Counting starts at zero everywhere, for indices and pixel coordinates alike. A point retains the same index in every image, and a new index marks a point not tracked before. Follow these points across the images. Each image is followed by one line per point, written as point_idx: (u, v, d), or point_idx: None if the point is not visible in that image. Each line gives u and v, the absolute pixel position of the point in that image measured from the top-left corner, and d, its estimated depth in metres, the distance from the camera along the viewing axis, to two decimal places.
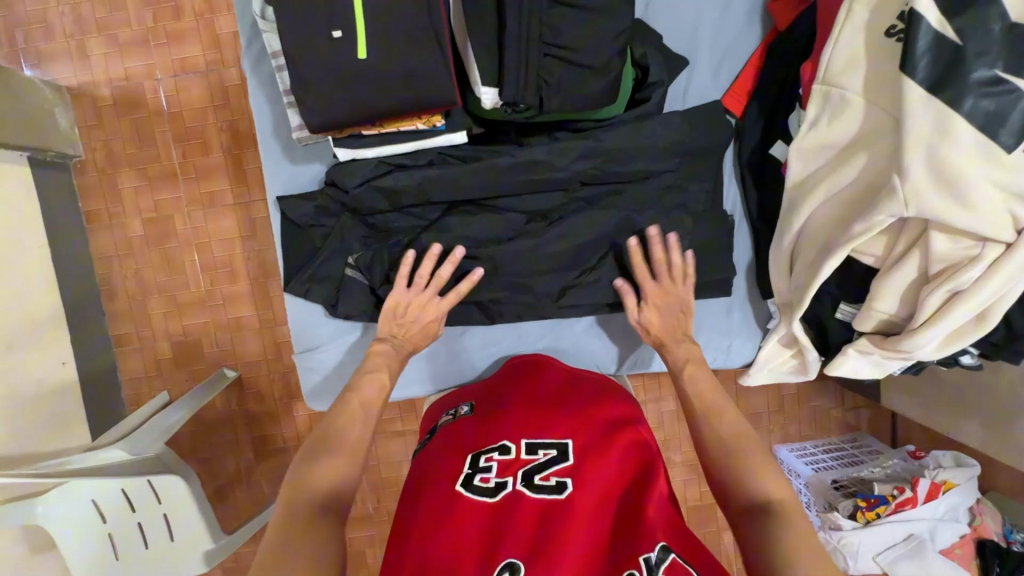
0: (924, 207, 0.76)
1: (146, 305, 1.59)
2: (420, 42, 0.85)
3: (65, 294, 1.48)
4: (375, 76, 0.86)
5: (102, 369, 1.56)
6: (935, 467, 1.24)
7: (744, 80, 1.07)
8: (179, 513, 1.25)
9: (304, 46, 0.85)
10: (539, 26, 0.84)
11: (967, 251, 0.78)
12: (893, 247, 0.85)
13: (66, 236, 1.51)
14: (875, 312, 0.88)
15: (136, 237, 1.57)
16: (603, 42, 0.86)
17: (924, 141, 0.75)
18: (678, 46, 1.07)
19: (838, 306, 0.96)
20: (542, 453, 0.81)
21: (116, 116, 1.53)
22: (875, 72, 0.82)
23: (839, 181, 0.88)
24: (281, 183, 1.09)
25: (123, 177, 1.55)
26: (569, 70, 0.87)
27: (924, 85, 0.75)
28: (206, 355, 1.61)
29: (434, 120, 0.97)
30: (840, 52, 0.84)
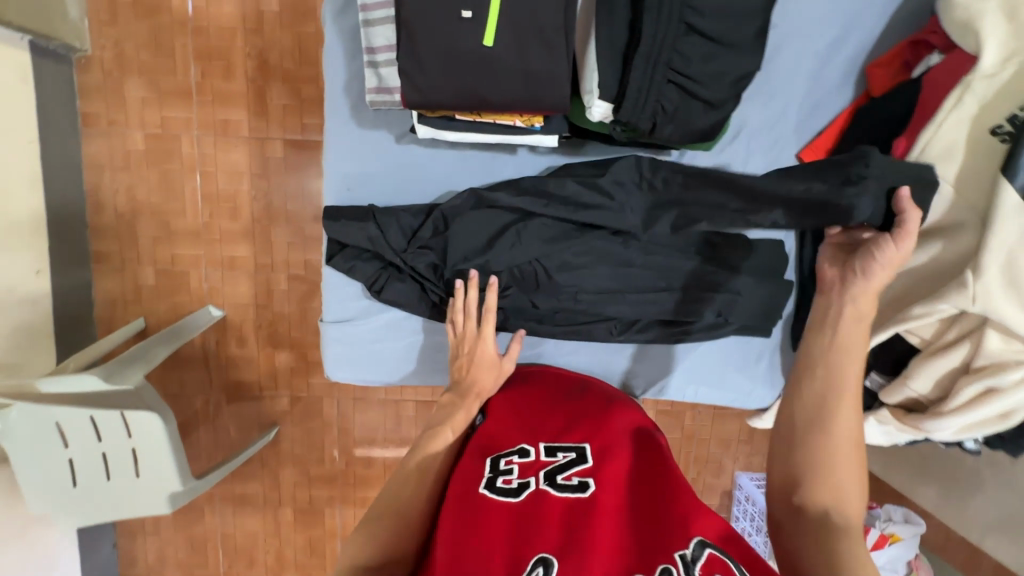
0: (989, 308, 0.81)
1: (135, 225, 1.49)
2: (548, 38, 0.79)
3: (48, 198, 1.37)
4: (496, 66, 0.79)
5: (77, 282, 1.46)
6: (885, 519, 1.33)
7: (827, 136, 1.02)
8: (148, 451, 1.18)
9: (428, 14, 0.78)
10: (669, 52, 0.77)
11: (1015, 354, 0.83)
12: (944, 332, 0.90)
13: (58, 135, 1.38)
14: (907, 388, 0.94)
15: (136, 152, 1.46)
16: (727, 79, 0.80)
17: (1006, 247, 0.79)
18: (760, 88, 1.01)
19: (868, 374, 1.04)
20: (562, 455, 0.81)
21: (133, 16, 1.40)
22: (970, 169, 0.85)
23: (909, 259, 0.93)
24: (346, 151, 1.00)
25: (131, 85, 1.43)
26: (687, 101, 0.81)
27: (1020, 191, 0.78)
28: (191, 289, 1.53)
29: (534, 121, 0.89)
30: (940, 140, 0.86)
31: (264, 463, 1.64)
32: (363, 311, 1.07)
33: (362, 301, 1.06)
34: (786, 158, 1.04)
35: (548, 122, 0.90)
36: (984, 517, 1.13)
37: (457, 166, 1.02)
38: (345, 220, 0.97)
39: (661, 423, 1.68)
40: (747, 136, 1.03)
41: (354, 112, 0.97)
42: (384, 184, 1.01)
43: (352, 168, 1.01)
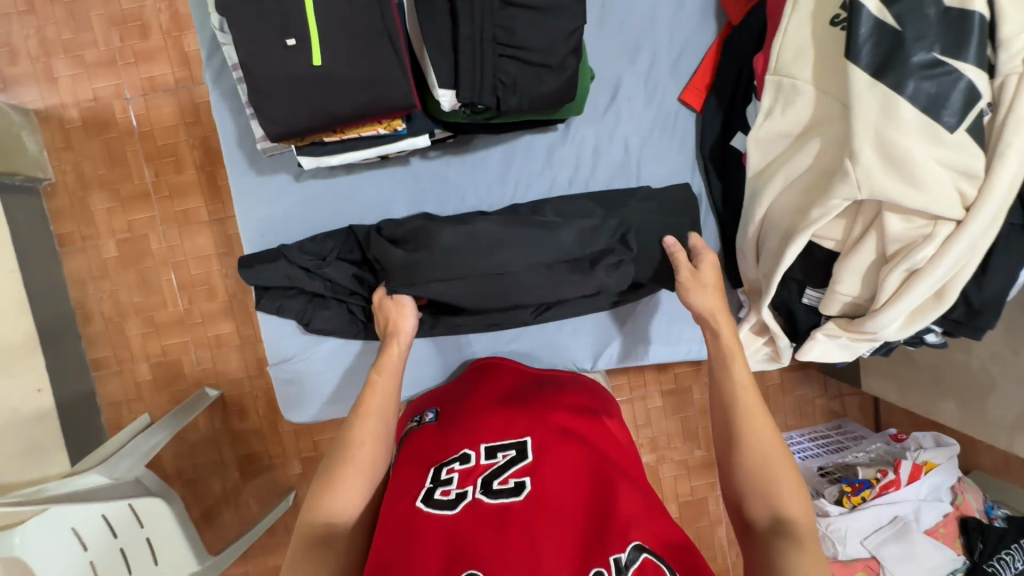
0: (875, 189, 0.79)
1: (124, 326, 1.57)
2: (371, 44, 0.81)
3: (37, 319, 1.44)
4: (333, 82, 0.82)
5: (80, 393, 1.53)
6: (916, 448, 1.25)
7: (702, 74, 1.06)
8: (161, 536, 1.23)
9: (257, 51, 0.81)
10: (491, 28, 0.81)
11: (920, 230, 0.80)
12: (851, 229, 0.87)
13: (38, 261, 1.48)
14: (840, 296, 0.90)
15: (111, 259, 1.55)
16: (556, 39, 0.83)
17: (871, 125, 0.79)
18: (624, 41, 1.06)
19: (803, 292, 0.98)
20: (501, 455, 0.78)
21: (85, 137, 1.51)
22: (823, 59, 0.85)
23: (795, 165, 0.90)
24: (251, 200, 1.04)
25: (96, 199, 1.53)
26: (525, 69, 0.83)
27: (869, 70, 0.79)
28: (186, 375, 1.59)
29: (394, 123, 0.91)
30: (789, 43, 0.88)
31: (290, 530, 1.65)
32: (302, 348, 1.07)
33: (299, 338, 1.07)
34: (670, 106, 1.08)
35: (410, 122, 0.93)
36: (1010, 417, 1.06)
37: (362, 187, 1.05)
38: (259, 266, 1.01)
39: (673, 404, 1.63)
40: (624, 96, 1.07)
41: (251, 162, 1.02)
42: (294, 222, 1.04)
43: (262, 215, 1.04)
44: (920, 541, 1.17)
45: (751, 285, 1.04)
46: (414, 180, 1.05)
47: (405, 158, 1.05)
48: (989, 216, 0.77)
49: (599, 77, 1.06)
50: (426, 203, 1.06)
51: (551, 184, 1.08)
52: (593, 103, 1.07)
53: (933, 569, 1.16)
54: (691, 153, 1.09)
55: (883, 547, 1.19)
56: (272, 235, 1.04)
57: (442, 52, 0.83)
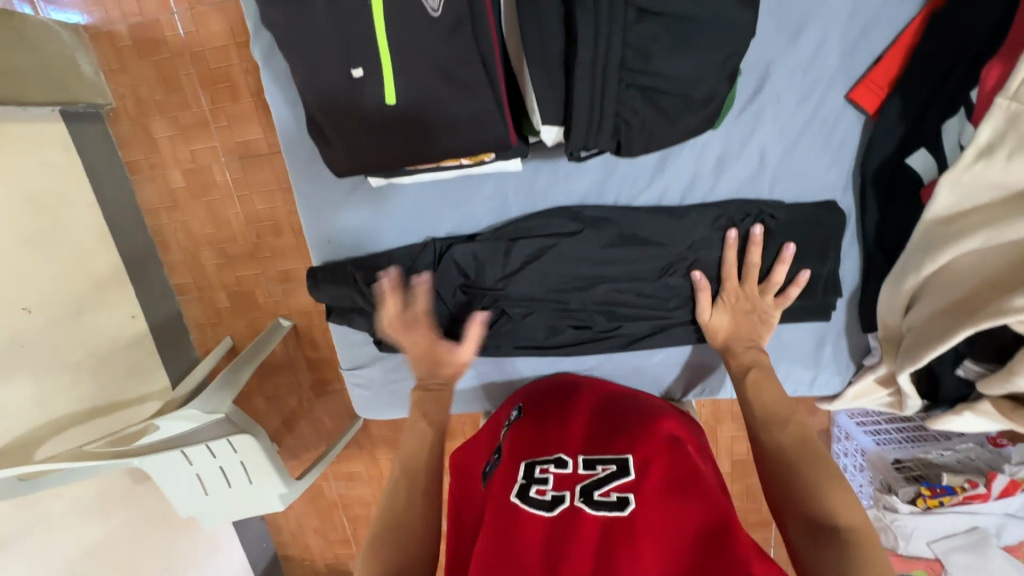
0: None
1: (200, 256, 1.61)
2: (462, 80, 0.78)
3: (120, 249, 1.49)
4: (420, 122, 0.82)
5: (169, 316, 1.63)
6: (1017, 462, 1.16)
7: (883, 72, 0.91)
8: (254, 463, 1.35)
9: (324, 81, 0.80)
10: (621, 56, 0.74)
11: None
12: None
13: (112, 190, 1.49)
14: (1013, 385, 0.81)
15: (179, 189, 1.54)
16: (689, 76, 0.76)
17: None
18: (785, 18, 0.92)
19: (960, 361, 0.93)
20: (601, 469, 0.80)
21: (138, 57, 1.41)
22: None
23: (1007, 231, 0.79)
24: (325, 199, 1.08)
25: (157, 126, 1.48)
26: (648, 105, 0.79)
27: None
28: (261, 305, 1.65)
29: (480, 158, 0.89)
30: None
31: (361, 446, 1.80)
32: (371, 357, 1.17)
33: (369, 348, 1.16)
34: (820, 105, 0.95)
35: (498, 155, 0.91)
36: None
37: (448, 192, 1.06)
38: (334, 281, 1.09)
39: None
40: (769, 93, 0.95)
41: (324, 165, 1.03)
42: (370, 225, 1.09)
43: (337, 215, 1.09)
44: (994, 554, 1.13)
45: (890, 332, 0.99)
46: (510, 185, 1.04)
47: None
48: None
49: (746, 72, 0.95)
50: (510, 208, 1.05)
51: (660, 194, 1.03)
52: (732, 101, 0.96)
53: None
54: (844, 166, 0.98)
55: (951, 554, 1.16)
56: (346, 235, 1.10)
57: (548, 83, 0.79)
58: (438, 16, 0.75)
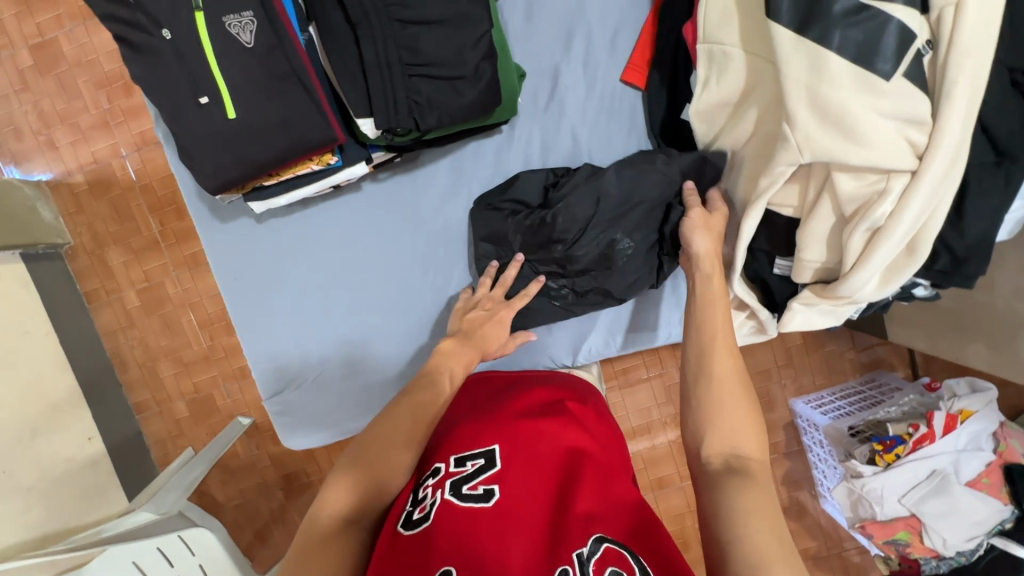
0: (816, 150, 0.74)
1: (157, 369, 1.66)
2: (283, 89, 0.82)
3: (78, 373, 1.54)
4: (250, 130, 0.82)
5: (129, 436, 1.62)
6: (950, 397, 1.19)
7: (642, 50, 1.00)
8: (212, 560, 1.31)
9: (178, 111, 0.82)
10: (394, 50, 0.80)
11: (876, 185, 0.73)
12: (807, 193, 0.82)
13: (70, 318, 1.58)
14: (806, 263, 0.83)
15: (134, 308, 1.64)
16: (462, 50, 0.81)
17: (801, 86, 0.74)
18: (556, 20, 0.99)
19: (773, 261, 0.91)
20: (470, 463, 0.73)
21: (93, 198, 1.60)
22: (747, 23, 0.82)
23: (741, 135, 0.88)
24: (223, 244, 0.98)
25: (112, 255, 1.62)
26: (437, 85, 0.82)
27: (791, 27, 0.73)
28: (220, 407, 1.67)
29: (326, 157, 0.89)
30: (713, 10, 0.84)
31: None
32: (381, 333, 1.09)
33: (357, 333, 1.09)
34: (605, 86, 1.01)
35: (342, 152, 0.91)
36: None
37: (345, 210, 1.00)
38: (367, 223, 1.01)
39: None
40: (564, 86, 1.01)
41: (212, 212, 0.96)
42: (272, 252, 0.99)
43: (242, 252, 0.99)
44: (961, 494, 1.12)
45: None
46: (378, 206, 1.00)
47: (356, 183, 1.00)
48: (949, 156, 0.68)
49: (531, 73, 1.00)
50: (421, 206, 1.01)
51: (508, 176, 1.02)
52: (531, 99, 1.01)
53: (981, 523, 1.13)
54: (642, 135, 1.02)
55: (923, 505, 1.13)
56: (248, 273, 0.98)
57: (351, 76, 0.82)
58: (252, 42, 0.80)
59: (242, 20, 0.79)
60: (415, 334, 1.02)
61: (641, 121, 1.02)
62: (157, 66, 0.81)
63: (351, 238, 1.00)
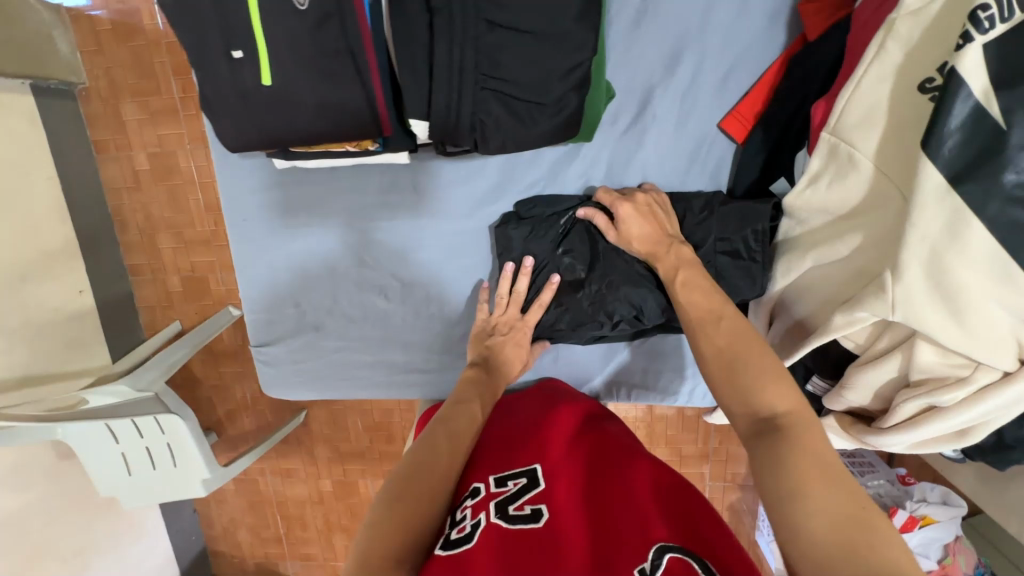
0: (915, 322, 0.47)
1: (156, 237, 1.61)
2: (327, 64, 0.52)
3: (76, 224, 1.50)
4: (286, 109, 0.54)
5: (121, 296, 1.61)
6: (918, 499, 1.18)
7: (758, 92, 0.64)
8: (180, 444, 1.32)
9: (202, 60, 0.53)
10: (470, 52, 0.51)
11: (953, 369, 0.50)
12: (875, 339, 0.55)
13: (76, 164, 1.51)
14: (842, 400, 0.60)
15: (143, 171, 1.55)
16: (556, 77, 0.53)
17: (926, 241, 0.45)
18: (669, 27, 0.64)
19: (808, 376, 0.66)
20: (511, 483, 0.59)
21: (115, 43, 1.46)
22: (910, 130, 0.47)
23: (839, 249, 0.54)
24: (235, 190, 0.76)
25: (127, 108, 1.51)
26: (514, 107, 0.54)
27: (946, 171, 0.43)
28: (211, 291, 1.65)
29: (366, 144, 0.60)
30: (860, 94, 0.49)
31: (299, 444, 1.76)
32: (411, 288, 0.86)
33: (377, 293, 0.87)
34: (697, 131, 0.67)
35: (386, 142, 0.62)
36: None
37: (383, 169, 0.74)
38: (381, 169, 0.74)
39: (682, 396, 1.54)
40: (652, 120, 0.67)
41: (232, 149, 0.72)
42: (289, 197, 0.76)
43: (254, 198, 0.77)
44: None
45: None
46: (433, 184, 0.74)
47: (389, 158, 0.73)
48: None
49: (620, 91, 0.67)
50: (477, 187, 0.74)
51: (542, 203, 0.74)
52: (607, 122, 0.68)
53: None
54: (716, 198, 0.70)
55: None
56: (259, 220, 0.77)
57: (413, 70, 0.53)
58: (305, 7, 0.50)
59: None
60: (430, 345, 0.82)
61: (718, 181, 0.69)
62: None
63: (398, 208, 0.76)
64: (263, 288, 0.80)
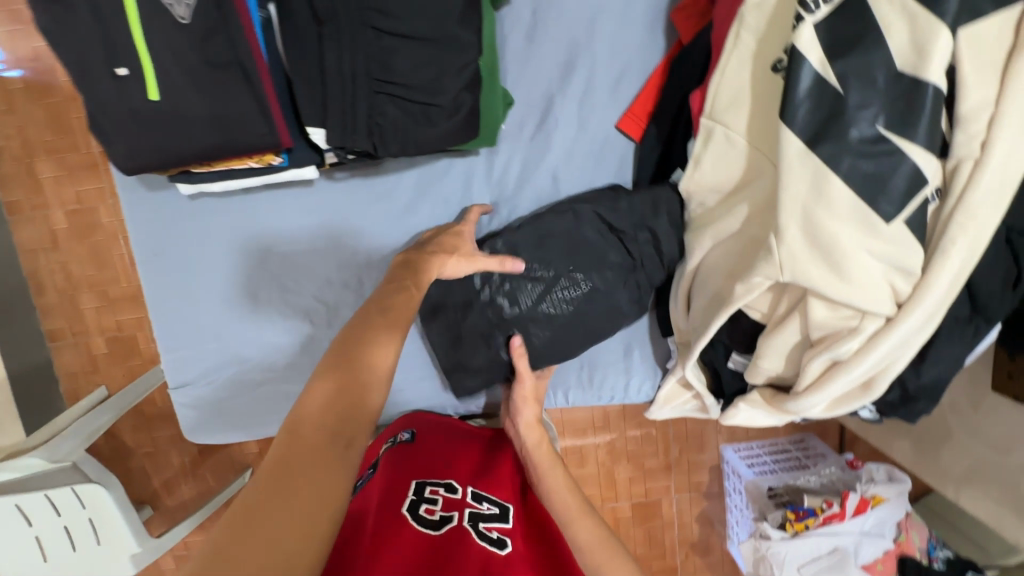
0: (802, 278, 0.50)
1: (76, 299, 1.48)
2: (224, 80, 0.54)
3: None
4: (183, 124, 0.55)
5: (38, 365, 1.45)
6: (867, 481, 1.22)
7: (647, 93, 0.69)
8: (104, 519, 1.19)
9: (84, 75, 0.53)
10: (364, 61, 0.54)
11: (845, 322, 0.53)
12: (777, 305, 0.58)
13: None
14: (761, 370, 0.62)
15: (61, 230, 1.43)
16: (450, 76, 0.56)
17: (799, 201, 0.49)
18: (559, 38, 0.68)
19: (729, 354, 0.68)
20: (487, 504, 0.64)
21: (26, 100, 1.38)
22: (770, 107, 0.52)
23: (732, 222, 0.58)
24: (145, 223, 0.73)
25: (41, 165, 1.42)
26: (414, 111, 0.57)
27: (803, 135, 0.48)
28: (142, 351, 1.55)
29: (268, 159, 0.61)
30: (724, 79, 0.54)
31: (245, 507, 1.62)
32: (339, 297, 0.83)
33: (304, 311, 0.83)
34: (598, 132, 0.71)
35: (289, 155, 0.62)
36: (957, 471, 0.94)
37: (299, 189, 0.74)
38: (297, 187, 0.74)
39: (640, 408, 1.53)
40: (556, 126, 0.71)
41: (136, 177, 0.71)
42: (201, 223, 0.74)
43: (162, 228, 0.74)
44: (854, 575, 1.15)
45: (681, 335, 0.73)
46: (351, 198, 0.74)
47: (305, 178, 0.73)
48: (925, 316, 0.49)
49: (521, 100, 0.70)
50: (398, 197, 0.74)
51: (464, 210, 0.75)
52: (514, 130, 0.71)
53: None
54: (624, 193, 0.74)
55: None
56: (172, 250, 0.75)
57: (309, 82, 0.55)
58: (188, 20, 0.52)
59: None
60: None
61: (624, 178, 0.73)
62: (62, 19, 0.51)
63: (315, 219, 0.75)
64: (178, 318, 0.77)
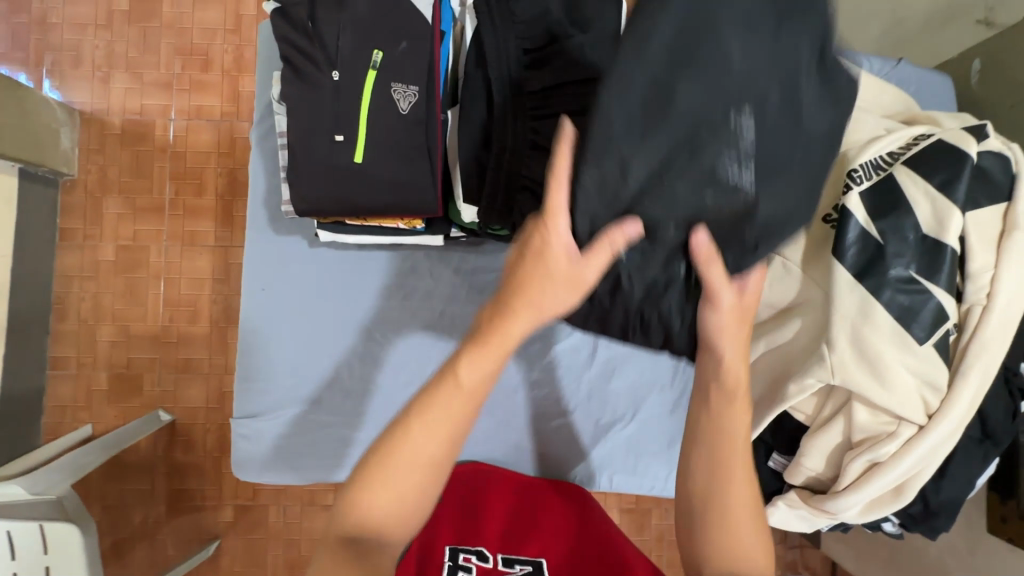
0: (851, 382, 0.61)
1: (96, 332, 1.36)
2: (408, 156, 0.72)
3: (13, 306, 1.28)
4: (369, 181, 0.72)
5: (29, 394, 1.31)
6: None
7: None
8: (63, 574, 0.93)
9: (304, 137, 0.72)
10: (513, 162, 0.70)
11: (882, 426, 0.63)
12: (822, 407, 0.68)
13: (30, 251, 1.31)
14: (803, 469, 0.69)
15: (105, 263, 1.37)
16: None
17: (848, 319, 0.61)
18: None
19: (769, 454, 0.76)
20: (518, 567, 0.76)
21: (119, 146, 1.38)
22: (823, 247, 0.67)
23: (784, 333, 0.70)
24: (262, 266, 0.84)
25: (110, 203, 1.37)
26: None
27: (852, 269, 0.62)
28: (144, 392, 1.36)
29: (415, 222, 0.78)
30: None
31: None
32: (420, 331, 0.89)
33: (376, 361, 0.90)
34: None
35: (429, 224, 0.80)
36: None
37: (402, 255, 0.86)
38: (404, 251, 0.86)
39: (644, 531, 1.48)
40: None
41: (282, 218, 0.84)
42: (304, 274, 0.85)
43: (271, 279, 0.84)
44: None
45: None
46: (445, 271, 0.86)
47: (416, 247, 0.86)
48: (950, 427, 0.60)
49: None
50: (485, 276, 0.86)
51: None
52: None
53: None
54: None
55: None
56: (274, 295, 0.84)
57: (471, 166, 0.74)
58: (407, 109, 0.72)
59: (406, 91, 0.72)
60: None
61: None
62: (310, 93, 0.73)
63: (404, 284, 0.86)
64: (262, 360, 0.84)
